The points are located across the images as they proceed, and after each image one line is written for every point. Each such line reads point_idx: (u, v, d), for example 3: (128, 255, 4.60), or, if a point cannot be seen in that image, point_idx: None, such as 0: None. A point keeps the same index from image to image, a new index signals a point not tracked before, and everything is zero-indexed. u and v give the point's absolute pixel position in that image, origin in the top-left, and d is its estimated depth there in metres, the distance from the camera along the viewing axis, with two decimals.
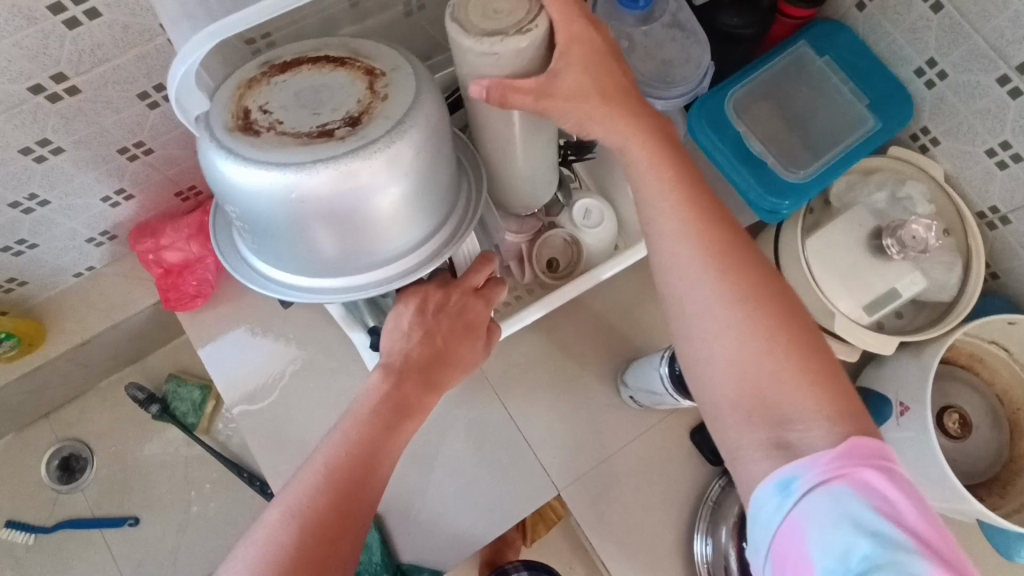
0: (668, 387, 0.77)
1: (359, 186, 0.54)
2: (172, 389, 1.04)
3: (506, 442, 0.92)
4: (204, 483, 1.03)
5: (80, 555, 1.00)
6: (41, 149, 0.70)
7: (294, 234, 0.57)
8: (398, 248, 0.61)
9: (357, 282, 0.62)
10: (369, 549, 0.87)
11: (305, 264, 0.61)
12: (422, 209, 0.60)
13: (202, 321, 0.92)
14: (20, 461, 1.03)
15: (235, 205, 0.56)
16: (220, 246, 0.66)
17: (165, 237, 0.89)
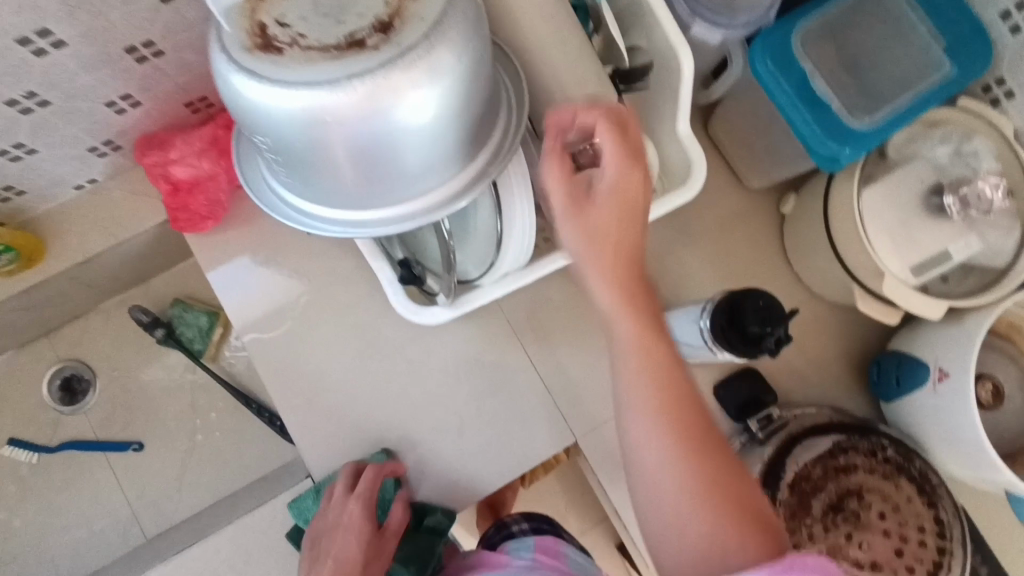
0: (705, 338, 0.72)
1: (398, 104, 0.48)
2: (177, 314, 0.99)
3: (525, 387, 0.89)
4: (210, 412, 1.01)
5: (84, 476, 0.99)
6: (42, 41, 0.63)
7: (330, 163, 0.52)
8: (441, 172, 0.56)
9: (401, 211, 0.56)
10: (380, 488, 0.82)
11: (335, 196, 0.56)
12: (464, 129, 0.54)
13: (211, 244, 0.87)
14: (20, 379, 1.00)
15: (258, 130, 0.51)
16: (244, 175, 0.61)
17: (174, 151, 0.83)
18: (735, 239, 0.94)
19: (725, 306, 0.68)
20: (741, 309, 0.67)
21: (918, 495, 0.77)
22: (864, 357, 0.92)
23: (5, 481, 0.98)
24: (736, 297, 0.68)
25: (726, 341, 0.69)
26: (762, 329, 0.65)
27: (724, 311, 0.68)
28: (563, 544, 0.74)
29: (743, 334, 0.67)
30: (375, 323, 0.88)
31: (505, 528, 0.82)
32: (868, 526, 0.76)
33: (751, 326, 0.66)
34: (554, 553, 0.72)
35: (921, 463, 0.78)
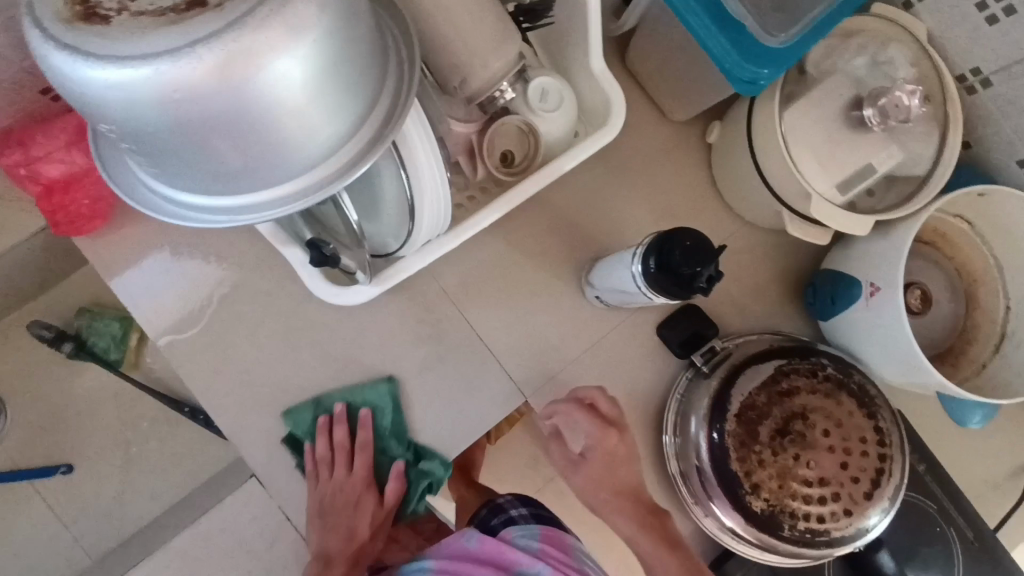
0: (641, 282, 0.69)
1: (255, 69, 0.42)
2: (86, 324, 0.91)
3: (469, 352, 0.86)
4: (141, 421, 0.94)
5: (12, 508, 0.92)
6: None
7: (193, 147, 0.46)
8: (329, 144, 0.50)
9: (289, 192, 0.50)
10: (379, 413, 0.83)
11: (212, 183, 0.49)
12: (346, 90, 0.48)
13: (104, 245, 0.80)
14: None
15: (102, 119, 0.45)
16: (108, 174, 0.54)
17: (35, 147, 0.72)
18: (665, 175, 0.92)
19: (655, 252, 0.65)
20: (671, 254, 0.63)
21: (859, 408, 0.78)
22: (800, 279, 0.93)
23: None
24: (665, 240, 0.64)
25: (660, 284, 0.66)
26: (694, 271, 0.61)
27: (654, 253, 0.66)
28: (571, 538, 0.83)
29: (677, 277, 0.63)
30: (300, 308, 0.82)
31: (502, 513, 0.86)
32: (814, 444, 0.77)
33: (681, 269, 0.62)
34: (562, 545, 0.82)
35: (858, 377, 0.80)
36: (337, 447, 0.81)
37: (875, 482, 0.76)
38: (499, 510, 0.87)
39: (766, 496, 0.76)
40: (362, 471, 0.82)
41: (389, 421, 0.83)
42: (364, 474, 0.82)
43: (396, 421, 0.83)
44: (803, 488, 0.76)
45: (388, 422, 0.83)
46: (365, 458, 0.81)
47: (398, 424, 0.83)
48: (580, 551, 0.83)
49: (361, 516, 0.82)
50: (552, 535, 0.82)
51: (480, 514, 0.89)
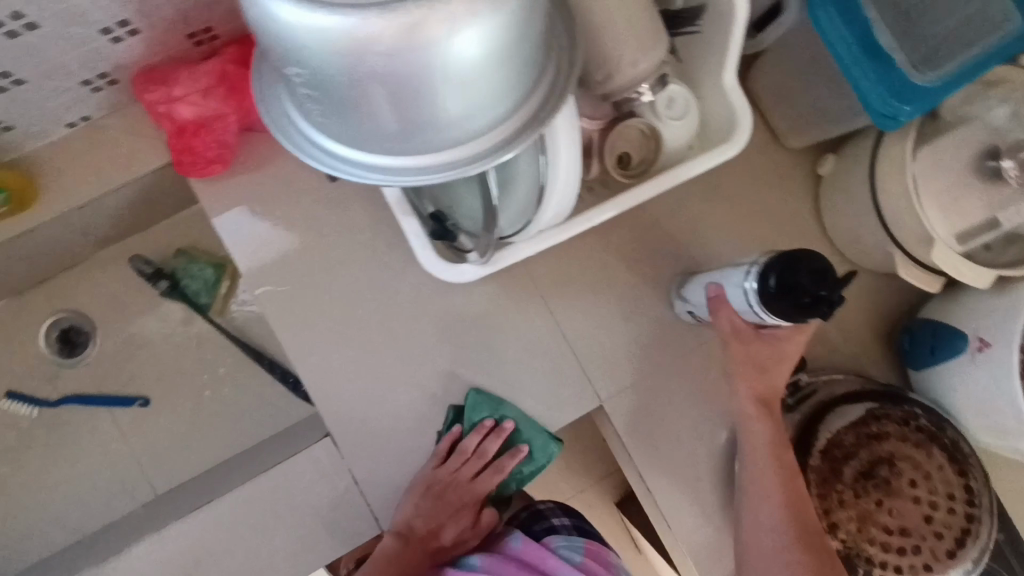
0: (754, 300, 0.68)
1: (456, 32, 0.43)
2: (182, 266, 0.95)
3: (550, 347, 0.87)
4: (218, 367, 0.97)
5: (88, 430, 0.95)
6: None
7: (373, 103, 0.47)
8: (494, 115, 0.51)
9: (449, 158, 0.52)
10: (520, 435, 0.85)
11: (379, 140, 0.51)
12: (521, 64, 0.49)
13: (219, 190, 0.82)
14: (15, 329, 0.95)
15: (297, 61, 0.46)
16: (268, 115, 0.55)
17: (177, 87, 0.75)
18: (769, 200, 0.91)
19: (776, 269, 0.64)
20: (793, 273, 0.61)
21: (949, 464, 0.76)
22: (893, 324, 0.91)
23: (6, 435, 0.94)
24: (786, 259, 0.63)
25: (777, 303, 0.64)
26: (817, 295, 0.60)
27: (774, 271, 0.64)
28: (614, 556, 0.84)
29: (798, 300, 0.61)
30: (393, 280, 0.84)
31: (543, 521, 0.85)
32: (899, 492, 0.75)
33: (805, 292, 0.60)
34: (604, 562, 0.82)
35: (952, 432, 0.77)
36: (474, 455, 0.82)
37: (959, 541, 0.74)
38: (541, 516, 0.86)
39: (842, 536, 0.75)
40: (481, 489, 0.83)
41: (530, 468, 0.86)
42: (473, 492, 0.83)
43: (533, 473, 0.86)
44: (883, 535, 0.75)
45: (528, 470, 0.86)
46: (474, 466, 0.82)
47: (530, 474, 0.87)
48: (620, 570, 0.83)
49: (451, 521, 0.83)
50: (595, 550, 0.83)
51: (521, 516, 0.89)
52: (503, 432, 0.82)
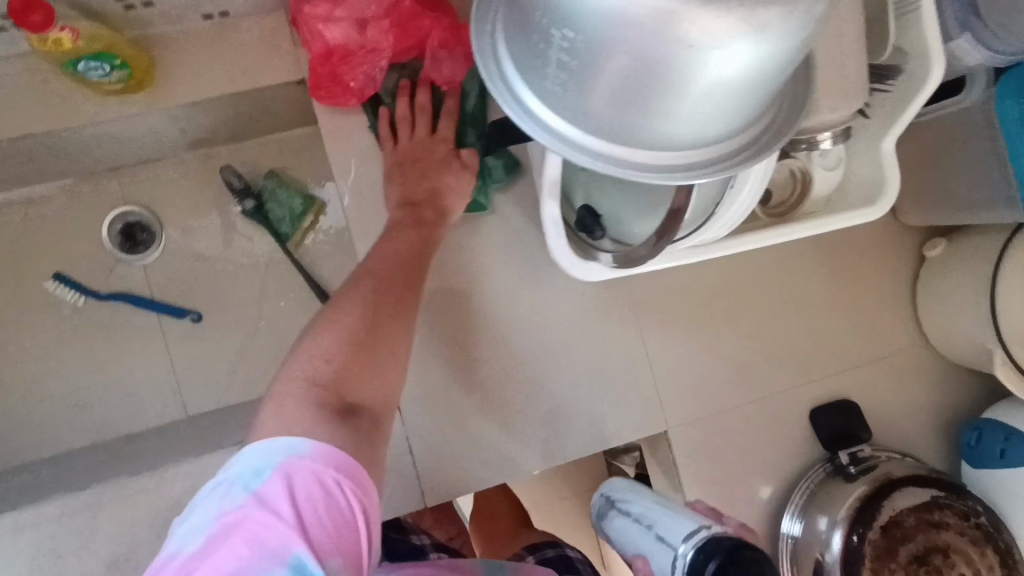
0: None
1: (761, 35, 0.40)
2: (270, 189, 0.90)
3: (631, 362, 0.85)
4: (280, 301, 0.93)
5: (130, 332, 0.90)
6: None
7: (635, 86, 0.44)
8: (734, 126, 0.49)
9: (675, 160, 0.49)
10: (465, 96, 0.77)
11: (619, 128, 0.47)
12: (779, 80, 0.47)
13: (343, 124, 0.78)
14: (78, 210, 0.90)
15: (577, 22, 0.41)
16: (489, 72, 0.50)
17: (340, 9, 0.72)
18: (868, 268, 0.91)
19: (716, 555, 0.62)
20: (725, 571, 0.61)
21: (999, 565, 0.78)
22: (956, 416, 0.92)
23: (45, 317, 0.89)
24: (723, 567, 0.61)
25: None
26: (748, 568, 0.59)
27: (716, 557, 0.62)
28: None
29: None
30: (492, 259, 0.82)
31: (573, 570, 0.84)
32: None
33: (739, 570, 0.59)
34: None
35: (1008, 536, 0.79)
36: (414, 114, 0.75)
37: None
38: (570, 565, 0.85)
39: None
40: (427, 134, 0.74)
41: (472, 104, 0.77)
42: (444, 141, 0.74)
43: (476, 105, 0.77)
44: None
45: (470, 104, 0.77)
46: (451, 130, 0.75)
47: (482, 112, 0.77)
48: None
49: (446, 177, 0.73)
50: None
51: (547, 555, 0.87)
52: (453, 85, 0.75)
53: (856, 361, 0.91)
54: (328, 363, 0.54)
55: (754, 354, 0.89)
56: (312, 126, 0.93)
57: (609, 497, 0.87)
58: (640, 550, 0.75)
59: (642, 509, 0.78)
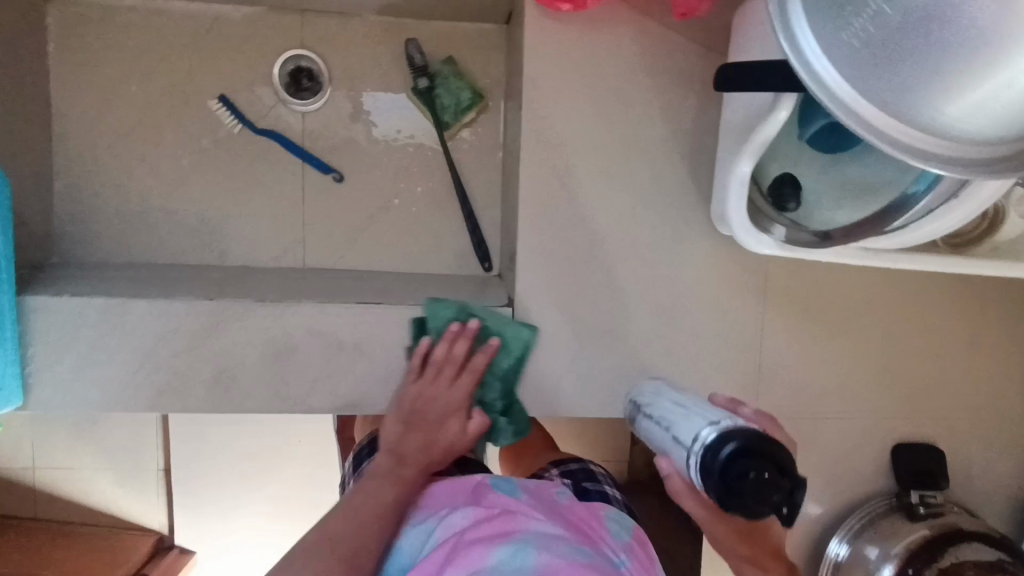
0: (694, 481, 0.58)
1: None
2: (444, 75, 0.90)
3: (743, 345, 0.86)
4: (418, 186, 0.94)
5: (275, 173, 0.92)
6: None
7: (947, 52, 0.42)
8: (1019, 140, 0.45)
9: (940, 149, 0.46)
10: (505, 351, 0.78)
11: (900, 99, 0.45)
12: None
13: (549, 31, 0.78)
14: (257, 40, 0.91)
15: None
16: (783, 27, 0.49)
17: None
18: (1006, 328, 0.89)
19: (740, 440, 0.53)
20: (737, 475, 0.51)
21: None
22: None
23: (200, 134, 0.91)
24: (736, 452, 0.52)
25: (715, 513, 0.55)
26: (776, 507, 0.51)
27: (737, 440, 0.54)
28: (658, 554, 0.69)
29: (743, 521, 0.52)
30: (644, 205, 0.82)
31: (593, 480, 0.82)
32: None
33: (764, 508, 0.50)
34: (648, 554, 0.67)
35: None
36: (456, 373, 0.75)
37: None
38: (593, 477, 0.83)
39: None
40: (463, 394, 0.75)
41: (507, 365, 0.78)
42: (458, 400, 0.75)
43: (512, 367, 0.78)
44: None
45: (505, 365, 0.78)
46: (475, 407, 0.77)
47: (512, 372, 0.79)
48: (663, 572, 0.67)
49: (443, 433, 0.74)
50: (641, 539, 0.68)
51: (570, 467, 0.86)
52: (489, 349, 0.75)
53: (955, 413, 0.90)
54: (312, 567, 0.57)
55: (862, 374, 0.88)
56: (498, 25, 0.92)
57: (637, 402, 0.77)
58: (661, 449, 0.67)
59: (669, 408, 0.68)
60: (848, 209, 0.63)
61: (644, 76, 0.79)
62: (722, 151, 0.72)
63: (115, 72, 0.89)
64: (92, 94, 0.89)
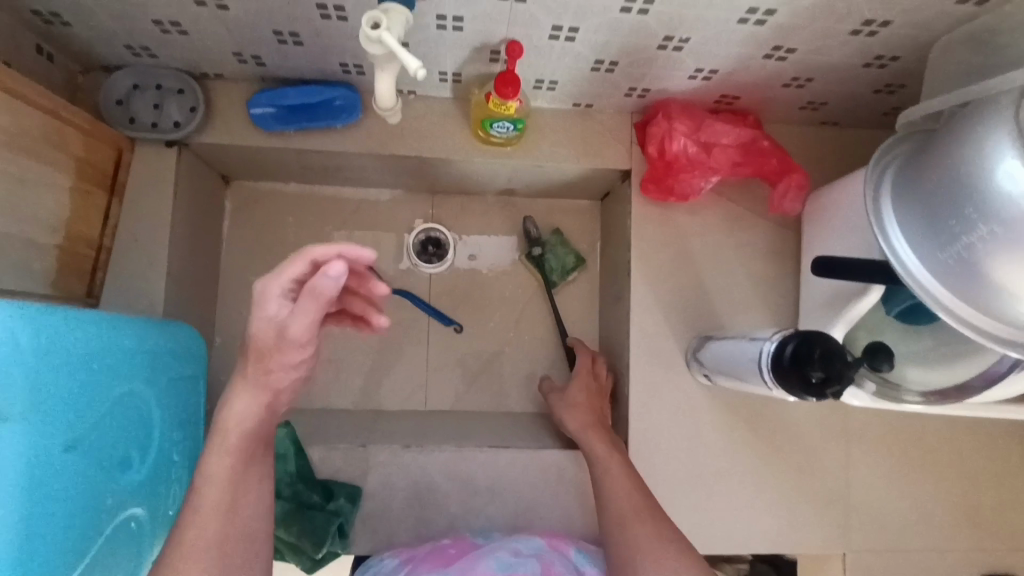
0: (762, 370, 0.71)
1: None
2: (553, 243, 1.06)
3: (833, 484, 0.94)
4: (527, 335, 1.07)
5: (403, 325, 1.06)
6: (757, 15, 0.67)
7: None
8: None
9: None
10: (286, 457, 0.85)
11: (997, 311, 0.58)
12: None
13: (654, 213, 0.94)
14: (395, 215, 1.08)
15: (1011, 225, 0.54)
16: (893, 251, 0.64)
17: (680, 125, 0.86)
18: None
19: (797, 338, 0.67)
20: (811, 354, 0.65)
21: None
22: None
23: None
24: (811, 334, 0.66)
25: (785, 383, 0.68)
26: (825, 376, 0.63)
27: (793, 341, 0.67)
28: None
29: (800, 383, 0.65)
30: None
31: None
32: None
33: (813, 371, 0.64)
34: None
35: None
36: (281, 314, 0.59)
37: None
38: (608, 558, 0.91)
39: None
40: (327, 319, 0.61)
41: (291, 466, 0.85)
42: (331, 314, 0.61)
43: (298, 464, 0.85)
44: None
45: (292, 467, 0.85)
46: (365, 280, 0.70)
47: (300, 467, 0.85)
48: None
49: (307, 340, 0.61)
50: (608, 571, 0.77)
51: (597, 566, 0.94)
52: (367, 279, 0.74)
53: None
54: None
55: (943, 514, 0.96)
56: (596, 202, 1.10)
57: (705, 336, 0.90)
58: (733, 361, 0.78)
59: (740, 332, 0.82)
60: (929, 368, 0.74)
61: (734, 250, 0.95)
62: (808, 304, 0.89)
63: (276, 243, 1.05)
64: (255, 261, 1.04)
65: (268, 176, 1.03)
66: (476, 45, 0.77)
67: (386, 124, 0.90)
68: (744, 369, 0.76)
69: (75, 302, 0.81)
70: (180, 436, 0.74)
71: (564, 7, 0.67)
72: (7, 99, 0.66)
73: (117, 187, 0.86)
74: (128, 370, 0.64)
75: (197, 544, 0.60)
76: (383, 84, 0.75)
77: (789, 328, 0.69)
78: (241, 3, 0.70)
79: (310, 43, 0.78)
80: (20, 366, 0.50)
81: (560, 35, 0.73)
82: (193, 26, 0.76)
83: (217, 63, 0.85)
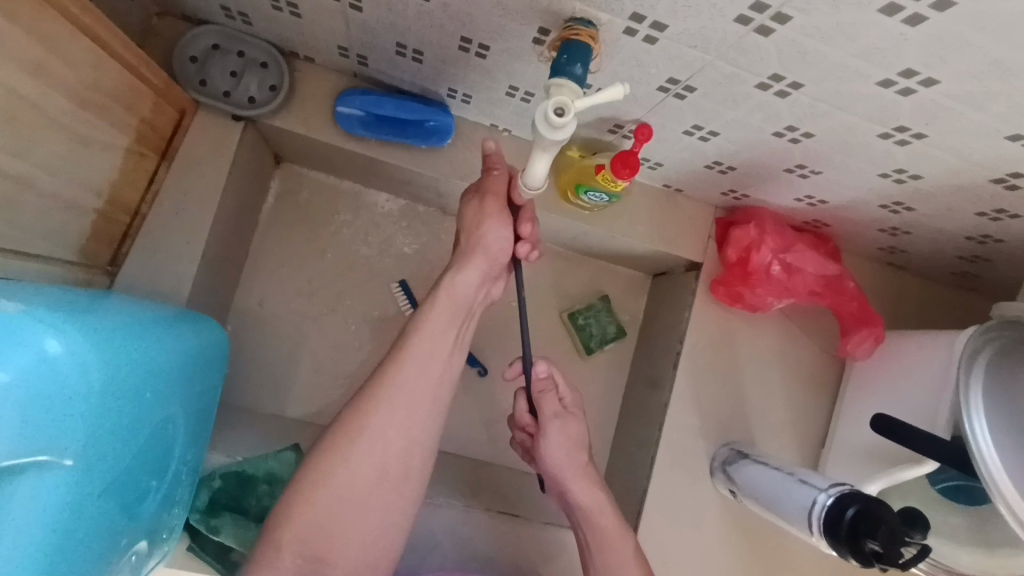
0: (813, 521, 0.71)
1: None
2: (597, 309, 1.04)
3: None
4: None
5: None
6: (899, 175, 0.65)
7: None
8: None
9: None
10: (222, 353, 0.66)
11: None
12: None
13: (713, 313, 0.92)
14: (447, 241, 1.00)
15: None
16: (976, 446, 0.63)
17: (768, 240, 0.85)
18: None
19: (859, 504, 0.67)
20: (870, 524, 0.64)
21: None
22: None
23: (371, 310, 0.98)
24: (871, 502, 0.65)
25: (838, 543, 0.67)
26: (881, 550, 0.62)
27: (855, 504, 0.67)
28: None
29: (856, 549, 0.65)
30: None
31: None
32: None
33: (870, 541, 0.63)
34: None
35: None
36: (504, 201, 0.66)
37: None
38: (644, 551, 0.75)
39: None
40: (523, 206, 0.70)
41: (260, 503, 0.77)
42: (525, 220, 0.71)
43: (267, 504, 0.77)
44: None
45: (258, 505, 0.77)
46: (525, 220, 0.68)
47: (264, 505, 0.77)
48: None
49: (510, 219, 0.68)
50: None
51: None
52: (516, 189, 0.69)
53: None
54: (399, 425, 0.61)
55: None
56: (646, 275, 1.07)
57: (740, 450, 0.88)
58: (775, 496, 0.78)
59: (784, 463, 0.81)
60: (950, 539, 0.74)
61: (780, 368, 0.94)
62: (841, 442, 0.88)
63: (312, 239, 0.97)
64: (287, 253, 0.96)
65: (323, 167, 0.95)
66: (601, 118, 0.72)
67: (472, 156, 0.85)
68: (788, 507, 0.75)
69: (96, 272, 0.72)
70: (196, 448, 0.66)
71: (716, 115, 0.64)
72: (93, 49, 0.58)
73: (169, 152, 0.77)
74: (173, 388, 0.57)
75: (404, 403, 0.61)
76: (540, 163, 0.58)
77: (850, 489, 0.68)
78: (376, 10, 0.64)
79: (428, 63, 0.72)
80: (82, 405, 0.44)
81: (694, 133, 0.69)
82: (310, 12, 0.68)
83: (314, 49, 0.77)
